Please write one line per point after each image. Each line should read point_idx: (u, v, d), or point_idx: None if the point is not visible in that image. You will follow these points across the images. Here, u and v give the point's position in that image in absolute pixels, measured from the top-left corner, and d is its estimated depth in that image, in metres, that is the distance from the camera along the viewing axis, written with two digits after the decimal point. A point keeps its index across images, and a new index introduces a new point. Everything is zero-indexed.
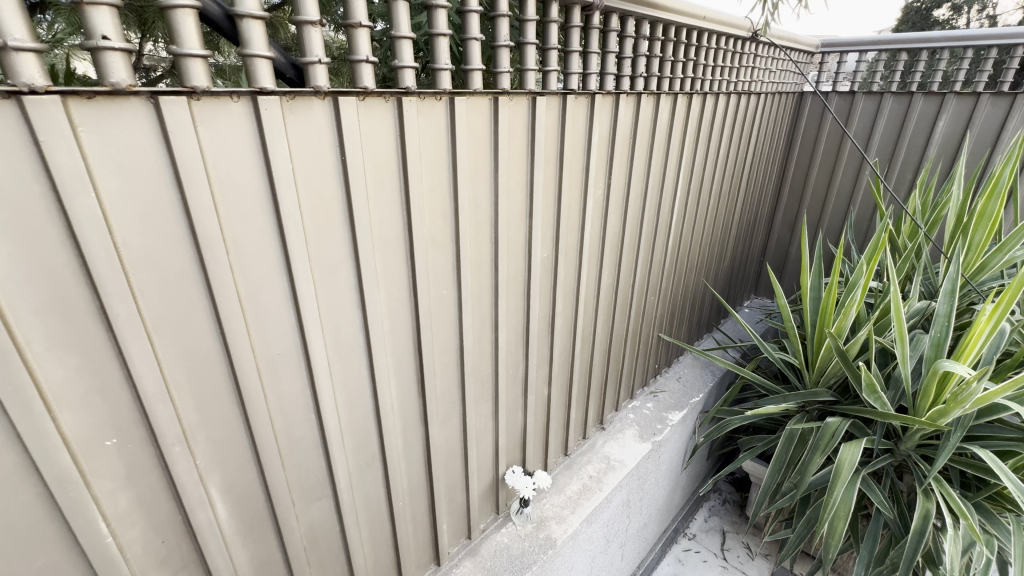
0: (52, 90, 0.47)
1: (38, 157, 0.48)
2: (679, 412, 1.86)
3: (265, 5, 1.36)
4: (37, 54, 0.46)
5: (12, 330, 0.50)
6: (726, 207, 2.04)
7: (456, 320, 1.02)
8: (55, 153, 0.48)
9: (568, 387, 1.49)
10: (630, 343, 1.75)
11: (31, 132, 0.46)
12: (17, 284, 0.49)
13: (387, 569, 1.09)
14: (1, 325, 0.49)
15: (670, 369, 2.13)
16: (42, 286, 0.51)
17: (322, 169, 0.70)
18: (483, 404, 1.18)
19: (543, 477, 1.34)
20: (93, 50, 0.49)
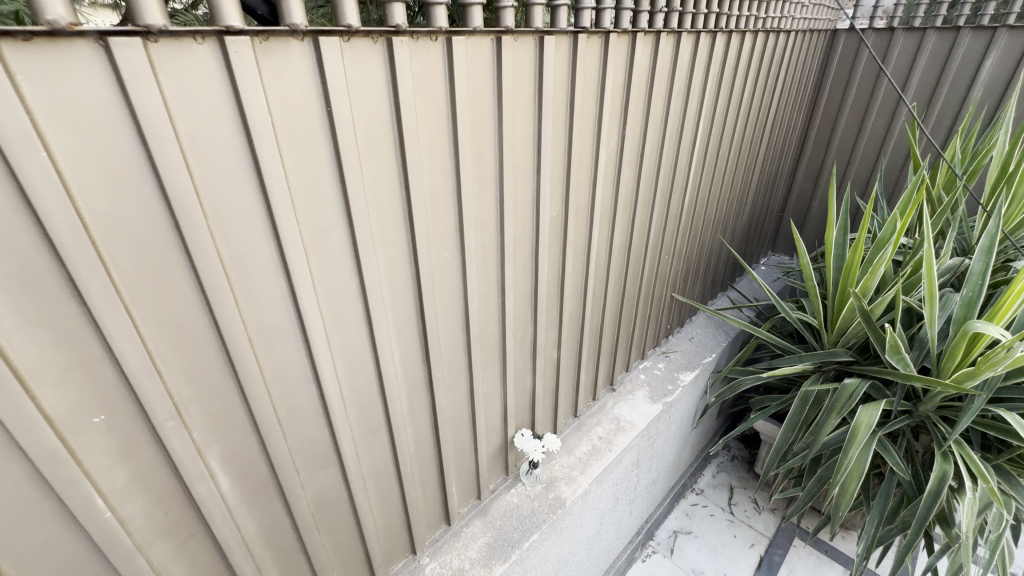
0: None
1: None
2: (691, 372, 1.83)
3: None
4: None
5: None
6: (746, 158, 1.92)
7: (460, 285, 0.97)
8: None
9: (578, 350, 1.45)
10: (642, 304, 1.70)
11: None
12: None
13: (398, 530, 1.10)
14: None
15: (683, 328, 2.09)
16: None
17: (306, 121, 0.63)
18: (490, 369, 1.15)
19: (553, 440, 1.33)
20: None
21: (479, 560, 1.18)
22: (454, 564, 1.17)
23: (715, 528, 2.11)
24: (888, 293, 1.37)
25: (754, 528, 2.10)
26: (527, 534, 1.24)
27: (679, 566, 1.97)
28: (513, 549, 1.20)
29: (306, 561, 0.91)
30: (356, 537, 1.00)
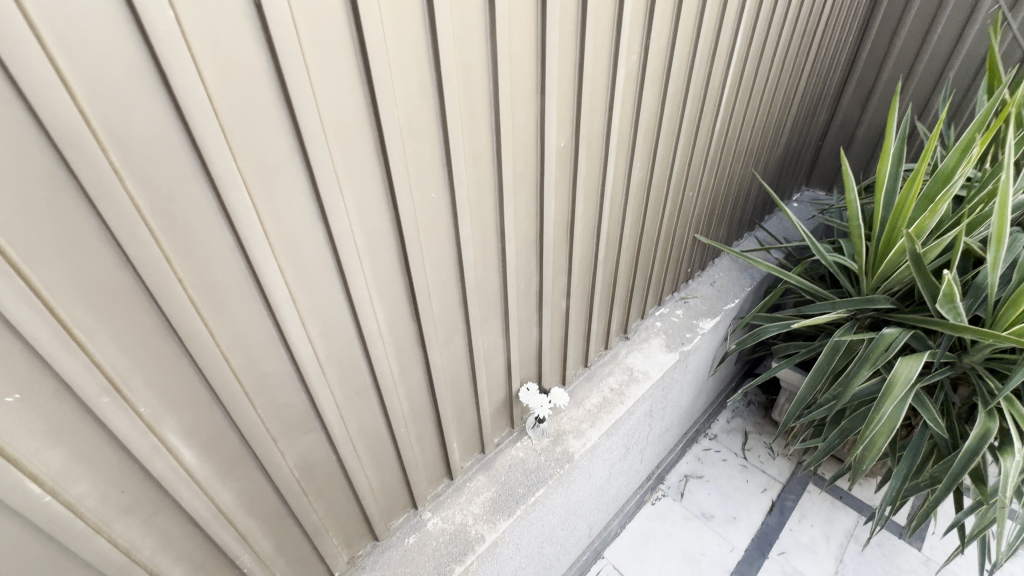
0: None
1: None
2: (712, 320, 1.70)
3: None
4: None
5: None
6: (789, 76, 1.67)
7: (451, 231, 0.84)
8: None
9: (589, 299, 1.34)
10: (661, 247, 1.55)
11: None
12: None
13: (396, 488, 1.05)
14: None
15: (705, 272, 1.94)
16: None
17: (229, 21, 0.48)
18: (491, 323, 1.05)
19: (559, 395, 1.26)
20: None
21: (483, 515, 1.14)
22: (456, 519, 1.14)
23: (727, 472, 2.09)
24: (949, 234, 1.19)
25: (767, 473, 2.07)
26: (532, 490, 1.20)
27: (688, 510, 1.96)
28: (518, 505, 1.16)
29: (297, 525, 0.87)
30: (350, 499, 0.95)
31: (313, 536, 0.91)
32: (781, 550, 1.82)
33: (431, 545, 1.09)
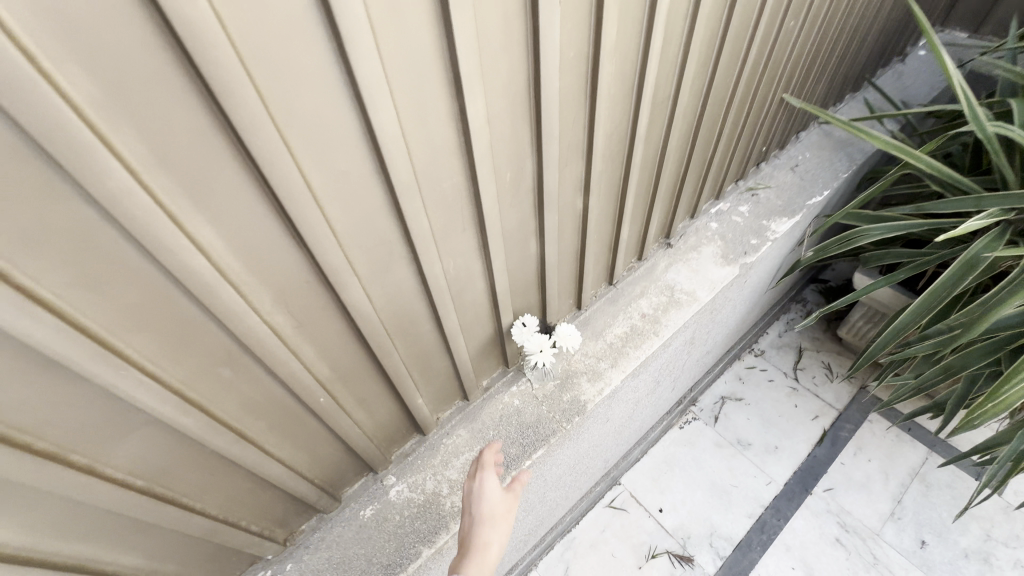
0: None
1: None
2: (788, 220, 1.25)
3: None
4: None
5: None
6: None
7: (341, 69, 0.42)
8: None
9: (620, 194, 0.91)
10: (732, 114, 1.05)
11: None
12: None
13: (339, 458, 0.78)
14: None
15: (784, 151, 1.42)
16: None
17: None
18: (458, 240, 0.66)
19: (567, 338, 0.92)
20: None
21: (461, 483, 0.88)
22: (427, 487, 0.88)
23: (773, 395, 1.79)
24: None
25: (821, 399, 1.76)
26: (527, 451, 0.91)
27: (722, 436, 1.71)
28: (508, 471, 0.89)
29: (177, 534, 0.61)
30: (262, 484, 0.68)
31: (210, 536, 0.66)
32: (828, 487, 1.58)
33: (392, 520, 0.84)
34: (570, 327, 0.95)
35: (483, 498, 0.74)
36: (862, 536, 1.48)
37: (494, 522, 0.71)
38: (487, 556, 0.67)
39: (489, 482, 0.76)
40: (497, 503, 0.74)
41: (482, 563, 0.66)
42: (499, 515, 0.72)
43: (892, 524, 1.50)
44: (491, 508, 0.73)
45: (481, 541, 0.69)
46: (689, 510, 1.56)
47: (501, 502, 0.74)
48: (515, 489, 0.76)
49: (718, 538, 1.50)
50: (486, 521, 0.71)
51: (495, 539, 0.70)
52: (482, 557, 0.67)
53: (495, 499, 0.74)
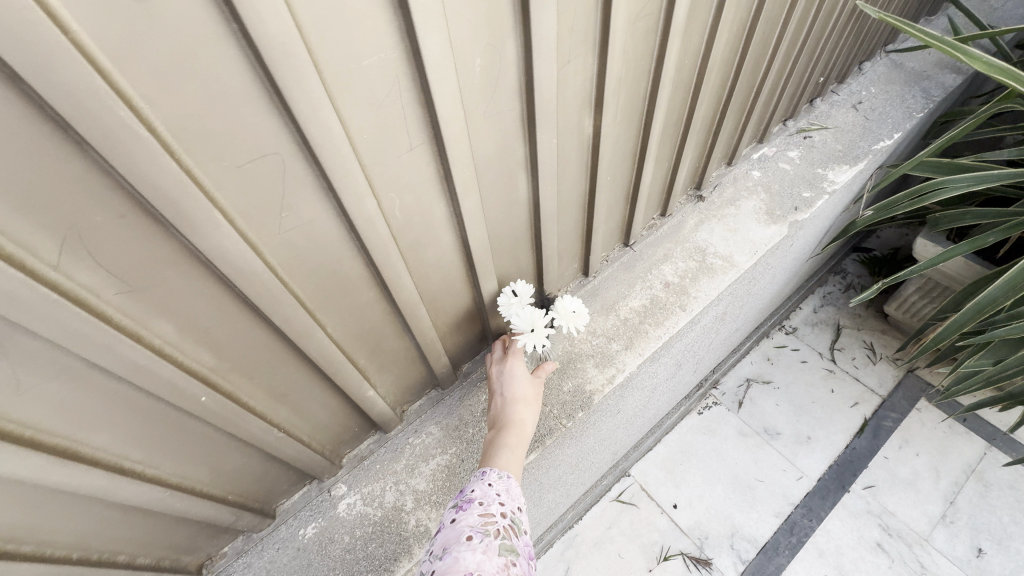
0: None
1: None
2: (851, 168, 1.00)
3: None
4: None
5: None
6: None
7: None
8: None
9: (645, 121, 0.67)
10: (794, 21, 0.80)
11: None
12: None
13: (262, 468, 0.59)
14: None
15: (843, 85, 1.16)
16: None
17: None
18: (405, 169, 0.44)
19: (570, 315, 0.66)
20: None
21: (430, 495, 0.68)
22: (386, 501, 0.68)
23: (806, 379, 1.57)
24: None
25: (862, 383, 1.55)
26: None
27: (747, 424, 1.51)
28: None
29: None
30: (138, 513, 0.49)
31: None
32: (868, 484, 1.38)
33: (338, 543, 0.65)
34: (578, 301, 0.69)
35: (512, 379, 0.66)
36: (908, 542, 1.29)
37: (527, 400, 0.65)
38: (525, 430, 0.62)
39: (517, 363, 0.68)
40: (528, 383, 0.67)
41: (520, 437, 0.61)
42: (532, 393, 0.66)
43: (943, 530, 1.30)
44: (523, 388, 0.66)
45: (517, 417, 0.63)
46: (708, 507, 1.37)
47: (532, 383, 0.67)
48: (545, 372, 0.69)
49: (740, 540, 1.32)
50: (519, 399, 0.65)
51: (530, 414, 0.64)
52: (520, 433, 0.61)
53: (526, 379, 0.67)
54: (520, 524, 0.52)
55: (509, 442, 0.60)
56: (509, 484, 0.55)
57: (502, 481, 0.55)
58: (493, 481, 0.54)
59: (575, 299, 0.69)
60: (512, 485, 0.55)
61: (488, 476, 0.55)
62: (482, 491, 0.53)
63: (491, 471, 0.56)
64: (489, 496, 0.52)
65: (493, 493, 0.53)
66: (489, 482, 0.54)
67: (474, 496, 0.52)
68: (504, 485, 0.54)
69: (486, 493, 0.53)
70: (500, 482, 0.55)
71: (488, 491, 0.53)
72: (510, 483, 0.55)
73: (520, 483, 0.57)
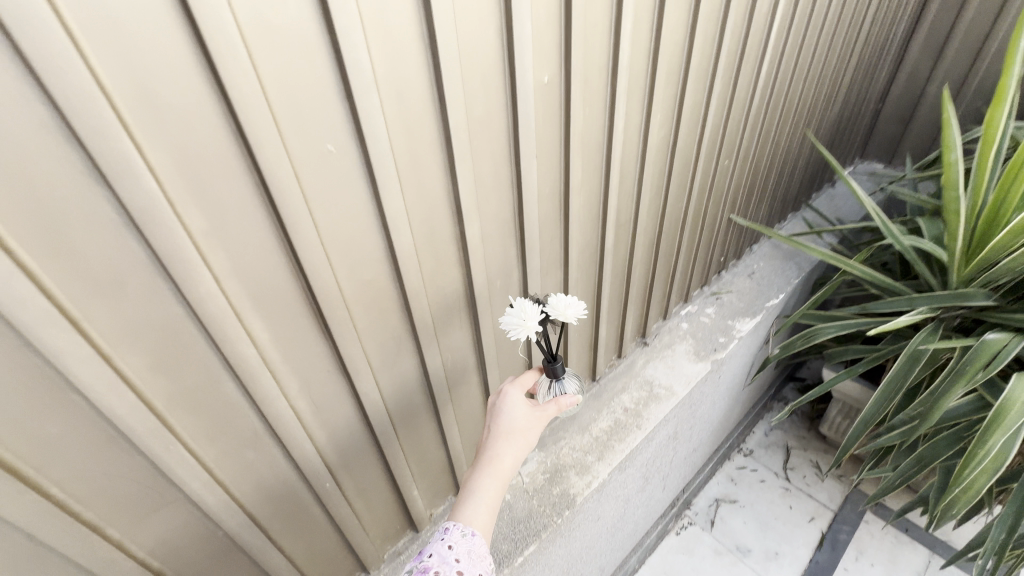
0: None
1: None
2: (752, 320, 1.39)
3: None
4: None
5: None
6: (851, 18, 1.33)
7: (376, 209, 0.57)
8: None
9: (596, 298, 1.05)
10: (688, 232, 1.24)
11: None
12: None
13: (335, 552, 0.80)
14: None
15: (741, 261, 1.62)
16: None
17: None
18: (456, 338, 0.78)
19: (563, 308, 0.68)
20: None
21: None
22: None
23: (767, 497, 1.78)
24: None
25: (815, 499, 1.76)
26: (520, 547, 0.92)
27: (720, 542, 1.66)
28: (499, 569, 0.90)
29: None
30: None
31: None
32: None
33: None
34: (569, 297, 0.70)
35: (505, 412, 0.70)
36: None
37: (518, 437, 0.68)
38: (504, 472, 0.65)
39: (513, 397, 0.72)
40: (522, 418, 0.70)
41: (497, 478, 0.64)
42: (525, 430, 0.69)
43: None
44: (517, 424, 0.69)
45: (500, 455, 0.66)
46: None
47: (528, 420, 0.70)
48: (547, 408, 0.71)
49: None
50: (509, 435, 0.68)
51: (515, 457, 0.67)
52: (498, 474, 0.64)
53: (523, 414, 0.70)
54: None
55: (483, 483, 0.63)
56: (471, 544, 0.59)
57: (464, 540, 0.59)
58: (453, 543, 0.58)
59: (565, 294, 0.70)
60: (475, 544, 0.59)
61: (449, 537, 0.59)
62: (439, 558, 0.57)
63: (452, 529, 0.60)
64: (447, 563, 0.57)
65: (451, 559, 0.57)
66: (450, 544, 0.58)
67: (431, 565, 0.57)
68: (465, 545, 0.58)
69: (444, 560, 0.57)
70: (460, 542, 0.59)
71: (446, 558, 0.57)
72: (473, 542, 0.59)
73: (485, 538, 0.61)
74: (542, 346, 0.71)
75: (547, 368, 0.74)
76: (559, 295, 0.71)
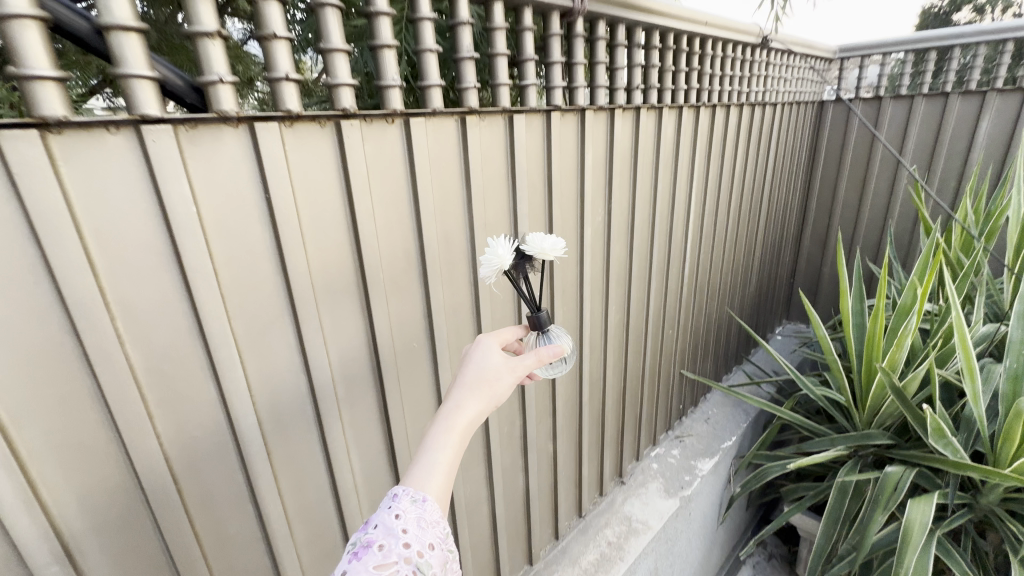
0: None
1: None
2: (710, 460, 1.63)
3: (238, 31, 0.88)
4: None
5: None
6: (747, 229, 1.87)
7: (432, 377, 0.88)
8: None
9: (578, 440, 1.31)
10: (648, 385, 1.56)
11: None
12: None
13: None
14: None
15: (697, 408, 1.93)
16: None
17: (239, 211, 0.58)
18: (473, 471, 1.02)
19: (542, 246, 0.66)
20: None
21: None
22: None
23: None
24: (921, 368, 1.24)
25: None
26: None
27: None
28: None
29: None
30: None
31: None
32: None
33: None
34: (550, 236, 0.68)
35: (473, 359, 0.58)
36: None
37: (484, 390, 0.56)
38: (465, 425, 0.54)
39: (485, 343, 0.61)
40: (493, 366, 0.58)
41: (455, 434, 0.53)
42: (494, 382, 0.57)
43: None
44: (484, 373, 0.57)
45: (459, 406, 0.54)
46: None
47: (499, 370, 0.58)
48: (524, 360, 0.59)
49: None
50: (473, 386, 0.56)
51: (478, 410, 0.55)
52: (457, 427, 0.53)
53: (494, 362, 0.58)
54: (427, 564, 0.48)
55: (437, 437, 0.52)
56: (421, 512, 0.49)
57: (413, 509, 0.49)
58: (402, 512, 0.48)
59: (545, 234, 0.68)
60: (425, 511, 0.49)
61: (397, 505, 0.49)
62: (385, 530, 0.47)
63: (401, 494, 0.49)
64: (393, 536, 0.47)
65: (397, 531, 0.47)
66: (397, 514, 0.48)
67: (376, 538, 0.47)
68: (414, 514, 0.49)
69: (390, 532, 0.47)
70: (410, 511, 0.49)
71: (393, 530, 0.47)
72: (424, 509, 0.49)
73: (441, 500, 0.51)
74: (521, 291, 0.69)
75: (531, 320, 0.70)
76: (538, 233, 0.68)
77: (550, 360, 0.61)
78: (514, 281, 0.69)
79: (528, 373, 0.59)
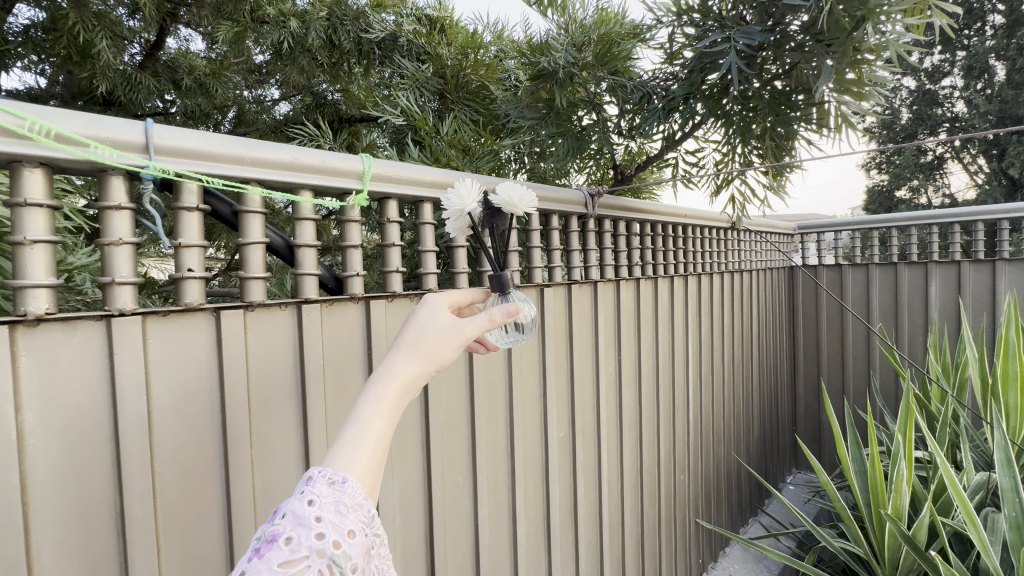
0: (202, 305, 0.61)
1: (152, 374, 0.58)
2: None
3: (366, 213, 1.14)
4: (201, 281, 0.61)
5: (48, 537, 0.51)
6: (742, 376, 2.04)
7: (471, 513, 0.98)
8: (168, 354, 0.59)
9: None
10: (665, 533, 1.57)
11: (123, 348, 0.55)
12: (82, 485, 0.54)
13: None
14: (54, 528, 0.52)
15: (718, 563, 1.87)
16: (95, 488, 0.54)
17: (350, 362, 0.77)
18: None
19: (516, 203, 0.71)
20: (174, 214, 0.59)
21: None
22: None
23: None
24: (923, 515, 1.29)
25: None
26: None
27: None
28: None
29: None
30: None
31: None
32: None
33: None
34: (521, 186, 0.71)
35: (420, 318, 0.53)
36: None
37: (423, 355, 0.51)
38: (399, 390, 0.48)
39: (434, 304, 0.56)
40: (438, 327, 0.52)
41: (386, 402, 0.47)
42: (438, 345, 0.52)
43: None
44: (427, 334, 0.52)
45: (393, 371, 0.49)
46: None
47: (445, 330, 0.53)
48: (473, 321, 0.55)
49: None
50: (412, 349, 0.51)
51: (415, 373, 0.50)
52: (390, 393, 0.48)
53: (439, 323, 0.53)
54: (345, 563, 0.40)
55: (365, 408, 0.46)
56: (340, 495, 0.42)
57: (331, 493, 0.42)
58: (316, 498, 0.41)
59: (517, 184, 0.72)
60: (346, 494, 0.42)
61: (311, 489, 0.42)
62: (294, 520, 0.40)
63: (316, 476, 0.42)
64: (304, 527, 0.40)
65: (309, 520, 0.40)
66: (310, 499, 0.41)
67: (283, 531, 0.39)
68: (331, 498, 0.42)
69: (301, 522, 0.40)
70: (326, 495, 0.42)
71: (304, 519, 0.40)
72: (344, 492, 0.42)
73: (364, 486, 0.44)
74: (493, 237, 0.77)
75: (494, 280, 0.71)
76: (513, 181, 0.72)
77: (503, 322, 0.57)
78: (479, 227, 0.75)
79: (478, 335, 0.55)
